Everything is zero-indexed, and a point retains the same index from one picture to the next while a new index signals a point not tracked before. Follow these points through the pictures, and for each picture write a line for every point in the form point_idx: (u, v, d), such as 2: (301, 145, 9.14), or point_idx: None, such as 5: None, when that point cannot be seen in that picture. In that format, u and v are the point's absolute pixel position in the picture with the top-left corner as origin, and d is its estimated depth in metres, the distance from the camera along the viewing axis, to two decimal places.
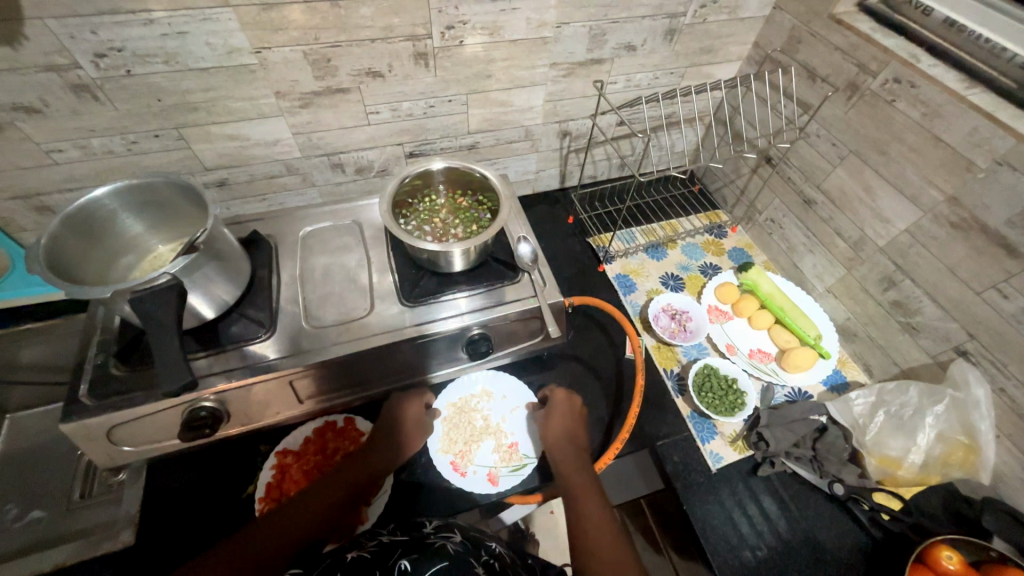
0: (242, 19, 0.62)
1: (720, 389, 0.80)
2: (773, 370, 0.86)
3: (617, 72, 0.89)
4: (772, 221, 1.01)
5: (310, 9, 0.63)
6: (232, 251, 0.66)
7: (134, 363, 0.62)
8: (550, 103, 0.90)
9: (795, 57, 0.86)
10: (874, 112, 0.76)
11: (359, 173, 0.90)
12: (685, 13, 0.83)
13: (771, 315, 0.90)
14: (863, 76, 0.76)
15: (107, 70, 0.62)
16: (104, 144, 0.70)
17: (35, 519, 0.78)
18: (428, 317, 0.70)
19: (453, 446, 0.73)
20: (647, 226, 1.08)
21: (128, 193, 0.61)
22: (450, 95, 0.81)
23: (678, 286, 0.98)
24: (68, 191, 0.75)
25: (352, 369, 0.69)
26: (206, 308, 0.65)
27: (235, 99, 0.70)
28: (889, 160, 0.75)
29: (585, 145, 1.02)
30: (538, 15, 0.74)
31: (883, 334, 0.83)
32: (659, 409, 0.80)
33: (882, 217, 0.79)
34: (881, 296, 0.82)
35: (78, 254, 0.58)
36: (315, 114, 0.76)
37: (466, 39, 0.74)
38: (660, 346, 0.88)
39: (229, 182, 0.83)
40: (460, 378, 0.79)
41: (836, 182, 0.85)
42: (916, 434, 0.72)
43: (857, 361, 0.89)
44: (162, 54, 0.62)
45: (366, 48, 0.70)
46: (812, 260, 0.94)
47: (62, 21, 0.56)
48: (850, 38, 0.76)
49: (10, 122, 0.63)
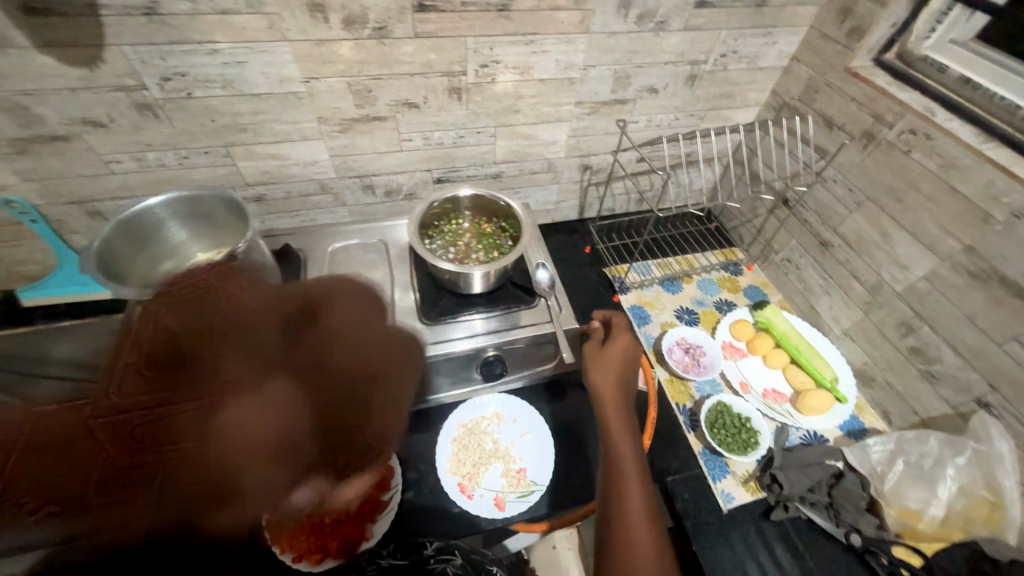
0: (296, 52, 0.67)
1: (733, 427, 0.79)
2: (787, 410, 0.85)
3: (639, 112, 0.93)
4: (788, 261, 1.02)
5: (358, 45, 0.69)
6: (265, 262, 0.70)
7: (164, 364, 0.65)
8: (573, 138, 0.94)
9: (812, 105, 0.90)
10: (890, 161, 0.78)
11: (388, 195, 0.95)
12: (706, 61, 0.87)
13: (786, 355, 0.90)
14: (879, 126, 0.78)
15: (170, 93, 0.67)
16: (158, 158, 0.75)
17: None
18: (445, 337, 0.72)
19: (461, 467, 0.73)
20: (662, 260, 1.10)
21: (178, 204, 0.65)
22: (479, 127, 0.86)
23: (692, 320, 0.99)
24: (119, 199, 0.80)
25: (369, 383, 0.70)
26: (235, 315, 0.68)
27: (280, 123, 0.76)
28: (906, 207, 0.77)
29: (604, 179, 1.06)
30: (567, 58, 0.79)
31: (901, 380, 0.82)
32: (670, 443, 0.79)
33: (899, 263, 0.79)
34: (898, 341, 0.82)
35: (126, 257, 0.62)
36: (352, 139, 0.81)
37: (498, 77, 0.79)
38: (673, 379, 0.88)
39: (266, 198, 0.87)
40: (472, 399, 0.79)
41: (853, 226, 0.86)
42: (937, 486, 0.70)
43: (874, 407, 0.87)
44: (221, 80, 0.68)
45: (405, 82, 0.75)
46: (828, 302, 0.94)
47: (137, 48, 0.62)
48: (867, 90, 0.79)
49: (77, 134, 0.69)
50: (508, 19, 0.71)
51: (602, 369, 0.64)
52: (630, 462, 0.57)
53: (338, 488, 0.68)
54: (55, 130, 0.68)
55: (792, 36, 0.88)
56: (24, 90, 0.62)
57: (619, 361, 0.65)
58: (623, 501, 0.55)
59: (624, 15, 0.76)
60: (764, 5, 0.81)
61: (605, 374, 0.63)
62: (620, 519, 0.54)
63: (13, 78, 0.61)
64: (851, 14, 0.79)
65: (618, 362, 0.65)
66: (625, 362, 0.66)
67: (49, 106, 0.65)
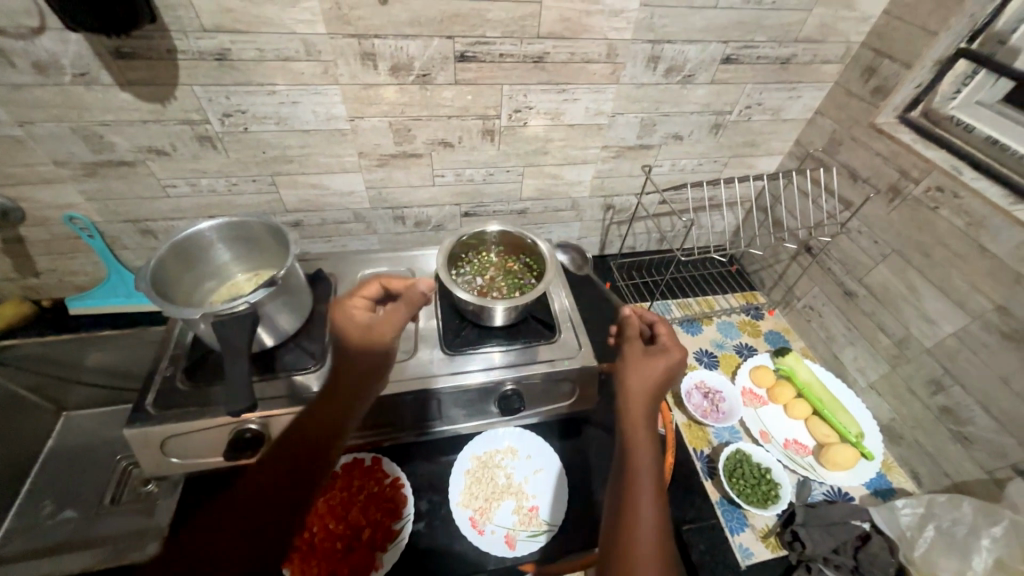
0: (345, 95, 0.73)
1: (752, 477, 0.77)
2: (809, 464, 0.82)
3: (663, 157, 0.96)
4: (811, 308, 1.02)
5: (402, 89, 0.74)
6: (300, 287, 0.73)
7: (198, 380, 0.68)
8: (598, 179, 0.97)
9: (836, 157, 0.91)
10: (916, 217, 0.78)
11: (417, 226, 0.99)
12: (732, 112, 0.90)
13: (808, 405, 0.88)
14: (905, 182, 0.79)
15: (229, 127, 0.73)
16: (210, 184, 0.81)
17: (65, 517, 0.86)
18: (464, 367, 0.73)
19: (473, 501, 0.73)
20: (682, 300, 1.10)
21: (226, 229, 0.69)
22: (509, 166, 0.90)
23: (712, 363, 0.98)
24: (170, 221, 0.86)
25: (388, 409, 0.71)
26: (268, 335, 0.71)
27: (324, 156, 0.81)
28: (934, 263, 0.76)
29: (627, 218, 1.08)
30: (597, 105, 0.83)
31: (931, 440, 0.79)
32: (686, 490, 0.77)
33: (928, 318, 0.78)
34: (928, 399, 0.79)
35: (174, 276, 0.66)
36: (388, 173, 0.86)
37: (530, 121, 0.83)
38: (691, 424, 0.87)
39: (303, 223, 0.92)
40: (487, 432, 0.80)
41: (879, 278, 0.86)
42: (972, 557, 0.66)
43: (902, 466, 0.84)
44: (276, 117, 0.73)
45: (442, 123, 0.80)
46: (852, 353, 0.93)
47: (206, 88, 0.68)
48: (892, 146, 0.81)
49: (141, 160, 0.75)
50: (543, 70, 0.76)
51: (638, 375, 0.58)
52: (648, 470, 0.50)
53: (352, 512, 0.69)
54: (123, 156, 0.74)
55: (817, 91, 0.91)
56: (101, 121, 0.69)
57: (658, 369, 0.58)
58: (635, 508, 0.47)
59: (653, 68, 0.79)
60: (789, 63, 0.84)
61: (638, 381, 0.58)
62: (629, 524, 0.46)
63: (94, 110, 0.68)
64: (876, 73, 0.82)
65: (658, 367, 0.58)
66: (666, 370, 0.59)
67: (121, 135, 0.71)
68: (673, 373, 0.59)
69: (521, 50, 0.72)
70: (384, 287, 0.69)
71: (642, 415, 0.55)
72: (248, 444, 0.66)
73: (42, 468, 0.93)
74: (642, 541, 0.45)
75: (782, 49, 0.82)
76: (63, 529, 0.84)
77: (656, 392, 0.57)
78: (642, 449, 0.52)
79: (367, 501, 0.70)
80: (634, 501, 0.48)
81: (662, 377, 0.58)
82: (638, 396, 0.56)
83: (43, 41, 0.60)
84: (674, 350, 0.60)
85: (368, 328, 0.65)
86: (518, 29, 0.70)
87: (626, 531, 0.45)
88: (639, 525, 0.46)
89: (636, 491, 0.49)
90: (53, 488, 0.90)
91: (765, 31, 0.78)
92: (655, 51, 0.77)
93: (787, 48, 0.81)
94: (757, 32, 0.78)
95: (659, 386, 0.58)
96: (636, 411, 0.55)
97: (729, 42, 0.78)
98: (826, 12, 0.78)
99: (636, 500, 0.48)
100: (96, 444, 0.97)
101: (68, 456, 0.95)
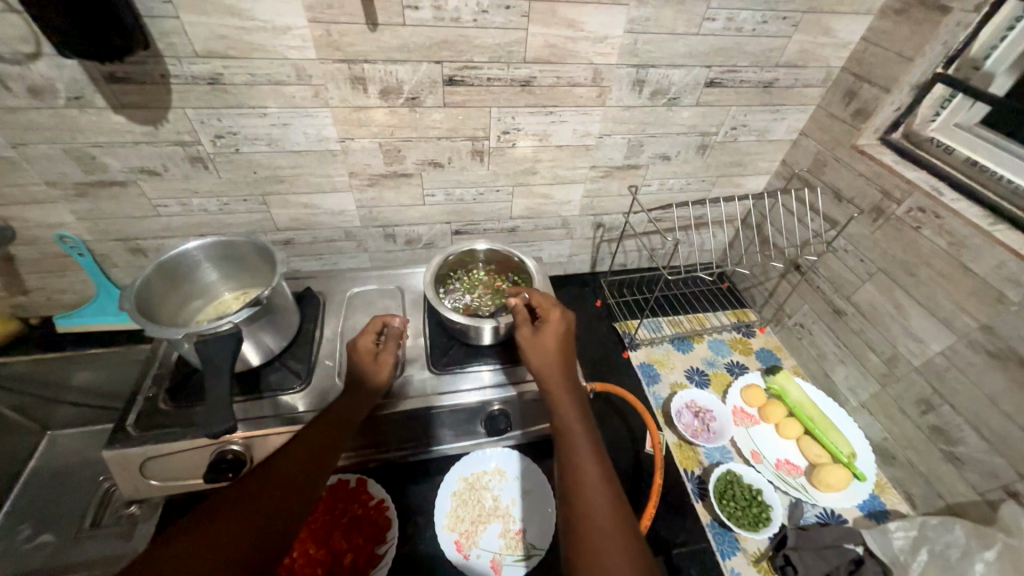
0: (336, 117, 0.74)
1: (744, 499, 0.75)
2: (801, 485, 0.81)
3: (651, 176, 0.97)
4: (801, 326, 1.02)
5: (392, 112, 0.75)
6: (287, 306, 0.73)
7: (181, 400, 0.67)
8: (587, 198, 0.98)
9: (821, 178, 0.93)
10: (900, 236, 0.79)
11: (408, 244, 0.99)
12: (718, 133, 0.92)
13: (799, 425, 0.87)
14: (888, 202, 0.80)
15: (221, 148, 0.74)
16: (201, 204, 0.82)
17: (44, 542, 0.84)
18: (451, 387, 0.73)
19: (459, 524, 0.71)
20: (673, 318, 1.11)
21: (214, 248, 0.70)
22: (498, 186, 0.91)
23: (703, 382, 0.98)
24: (161, 239, 0.86)
25: (373, 430, 0.71)
26: (253, 355, 0.70)
27: (315, 176, 0.82)
28: (919, 282, 0.77)
29: (617, 236, 1.09)
30: (584, 127, 0.85)
31: (923, 460, 0.79)
32: (677, 512, 0.76)
33: (915, 337, 0.78)
34: (918, 419, 0.79)
35: (161, 295, 0.67)
36: (379, 193, 0.87)
37: (518, 142, 0.84)
38: (681, 444, 0.86)
39: (294, 241, 0.93)
40: (474, 453, 0.79)
41: (866, 297, 0.86)
42: None
43: (896, 487, 0.83)
44: (267, 138, 0.75)
45: (432, 144, 0.81)
46: (843, 371, 0.93)
47: (198, 111, 0.69)
48: (874, 167, 0.82)
49: (133, 181, 0.76)
50: (530, 93, 0.77)
51: (541, 351, 0.64)
52: (579, 433, 0.57)
53: (334, 537, 0.67)
54: (115, 176, 0.75)
55: (800, 113, 0.92)
56: (94, 143, 0.70)
57: (553, 339, 0.65)
58: (578, 470, 0.53)
59: (639, 91, 0.81)
60: (772, 86, 0.86)
61: (545, 356, 0.63)
62: (577, 486, 0.51)
63: (87, 132, 0.69)
64: (856, 97, 0.84)
65: (554, 339, 0.64)
66: (562, 338, 0.65)
67: (113, 156, 0.72)
68: (568, 339, 0.66)
69: (509, 74, 0.74)
70: (385, 324, 0.72)
71: (562, 387, 0.61)
72: (229, 466, 0.64)
73: (23, 489, 0.92)
74: (591, 493, 0.50)
75: (765, 73, 0.84)
76: (38, 555, 0.83)
77: (564, 361, 0.64)
78: (569, 417, 0.59)
79: (350, 525, 0.69)
80: (576, 466, 0.53)
81: (562, 347, 0.65)
82: (550, 372, 0.62)
83: (38, 66, 0.61)
84: (559, 317, 0.67)
85: (372, 356, 0.68)
86: (505, 55, 0.72)
87: (577, 492, 0.51)
88: (587, 482, 0.51)
89: (575, 456, 0.54)
90: (32, 510, 0.89)
91: (747, 57, 0.80)
92: (640, 75, 0.79)
93: (768, 72, 0.84)
94: (739, 57, 0.80)
95: (564, 356, 0.64)
96: (553, 386, 0.62)
97: (712, 66, 0.80)
98: (806, 38, 0.80)
99: (577, 464, 0.53)
100: (79, 464, 0.96)
101: (49, 477, 0.94)
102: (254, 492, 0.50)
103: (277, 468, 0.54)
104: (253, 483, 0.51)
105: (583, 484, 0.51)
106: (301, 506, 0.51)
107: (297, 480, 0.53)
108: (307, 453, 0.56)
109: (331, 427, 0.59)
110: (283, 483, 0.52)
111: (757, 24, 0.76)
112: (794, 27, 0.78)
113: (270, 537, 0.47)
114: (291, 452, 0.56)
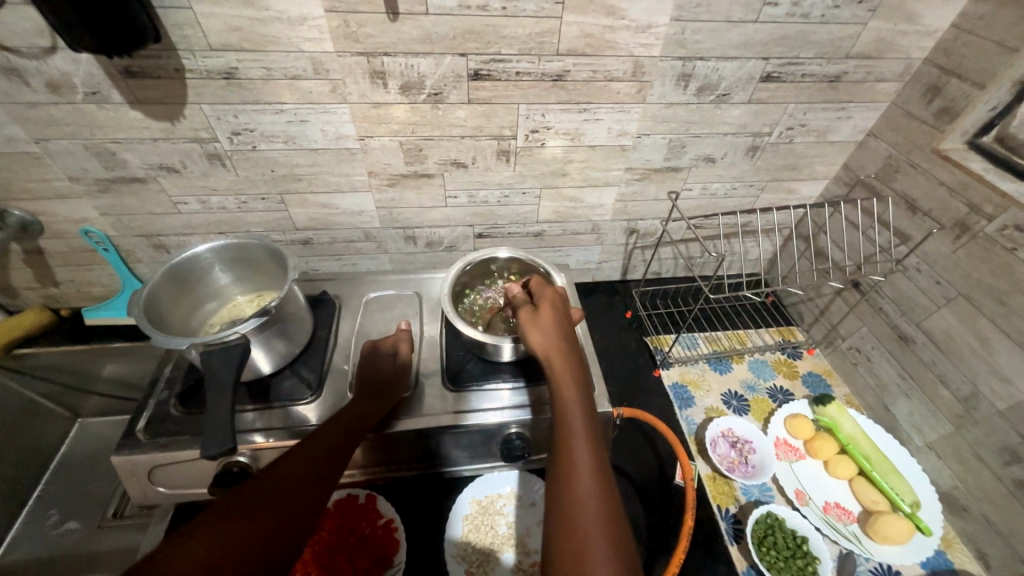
0: (355, 114, 0.70)
1: (786, 548, 0.67)
2: (853, 533, 0.72)
3: (694, 180, 0.89)
4: (857, 350, 0.92)
5: (413, 108, 0.71)
6: (300, 312, 0.70)
7: (191, 406, 0.66)
8: (621, 203, 0.91)
9: (892, 185, 0.82)
10: (990, 257, 0.68)
11: (429, 246, 0.95)
12: (771, 133, 0.82)
13: (853, 464, 0.78)
14: (975, 217, 0.69)
15: (238, 145, 0.72)
16: (220, 202, 0.80)
17: (70, 529, 0.85)
18: (469, 406, 0.68)
19: (470, 554, 0.66)
20: (711, 334, 1.02)
21: (226, 250, 0.68)
22: (525, 188, 0.85)
23: (741, 407, 0.90)
24: (181, 236, 0.86)
25: (386, 448, 0.67)
26: (266, 363, 0.68)
27: (333, 175, 0.78)
28: (1011, 312, 0.66)
29: (652, 243, 1.01)
30: (620, 126, 0.77)
31: (1003, 517, 0.68)
32: (709, 555, 0.69)
33: (1001, 375, 0.68)
34: (1001, 470, 0.68)
35: (172, 298, 0.65)
36: (399, 194, 0.83)
37: (548, 141, 0.78)
38: (715, 477, 0.79)
39: (313, 241, 0.90)
40: (489, 475, 0.74)
41: (940, 324, 0.76)
42: None
43: (966, 543, 0.73)
44: (285, 136, 0.71)
45: (455, 143, 0.76)
46: (907, 406, 0.83)
47: (214, 107, 0.67)
48: (959, 175, 0.71)
49: (154, 178, 0.75)
50: (562, 89, 0.71)
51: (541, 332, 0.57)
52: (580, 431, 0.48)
53: (338, 560, 0.64)
54: (134, 173, 0.74)
55: (870, 112, 0.81)
56: (113, 139, 0.69)
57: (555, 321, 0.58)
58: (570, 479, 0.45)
59: (683, 87, 0.73)
60: (838, 81, 0.76)
61: (546, 337, 0.56)
62: (568, 499, 0.44)
63: (105, 128, 0.67)
64: (941, 93, 0.72)
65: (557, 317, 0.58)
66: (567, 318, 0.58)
67: (133, 153, 0.71)
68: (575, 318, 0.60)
69: (539, 67, 0.68)
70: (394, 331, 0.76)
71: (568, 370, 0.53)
72: (234, 479, 0.61)
73: (52, 476, 0.92)
74: (585, 510, 0.42)
75: (831, 66, 0.73)
76: (65, 541, 0.83)
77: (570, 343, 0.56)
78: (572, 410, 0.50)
79: (356, 546, 0.65)
80: (570, 468, 0.46)
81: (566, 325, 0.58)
82: (554, 353, 0.55)
83: (55, 61, 0.59)
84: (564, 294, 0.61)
85: (388, 347, 0.71)
86: (536, 46, 0.65)
87: (567, 501, 0.43)
88: (576, 492, 0.44)
89: (572, 469, 0.46)
90: (60, 497, 0.89)
91: (812, 47, 0.71)
92: (686, 68, 0.71)
93: (837, 65, 0.73)
94: (802, 47, 0.70)
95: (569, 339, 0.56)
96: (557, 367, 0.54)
97: (770, 59, 0.71)
98: (885, 25, 0.69)
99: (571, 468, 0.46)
100: (105, 452, 0.96)
101: (80, 463, 0.94)
102: (283, 478, 0.49)
103: (302, 457, 0.52)
104: (281, 469, 0.50)
105: (574, 492, 0.44)
106: (325, 495, 0.50)
107: (322, 471, 0.52)
108: (332, 446, 0.55)
109: (351, 420, 0.59)
110: (306, 474, 0.50)
111: (827, 10, 0.66)
112: (871, 13, 0.68)
113: (266, 542, 0.42)
114: (314, 443, 0.55)
